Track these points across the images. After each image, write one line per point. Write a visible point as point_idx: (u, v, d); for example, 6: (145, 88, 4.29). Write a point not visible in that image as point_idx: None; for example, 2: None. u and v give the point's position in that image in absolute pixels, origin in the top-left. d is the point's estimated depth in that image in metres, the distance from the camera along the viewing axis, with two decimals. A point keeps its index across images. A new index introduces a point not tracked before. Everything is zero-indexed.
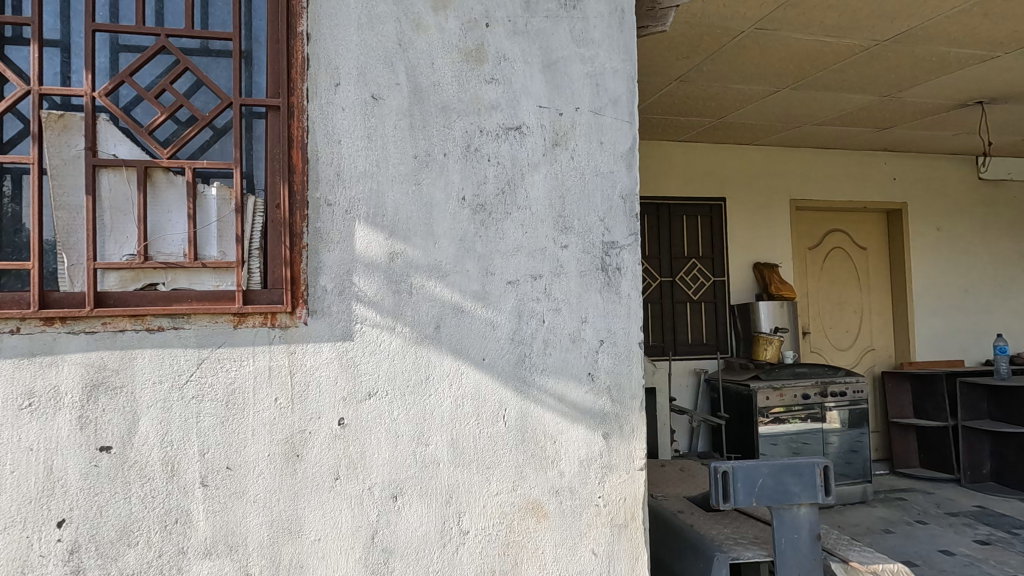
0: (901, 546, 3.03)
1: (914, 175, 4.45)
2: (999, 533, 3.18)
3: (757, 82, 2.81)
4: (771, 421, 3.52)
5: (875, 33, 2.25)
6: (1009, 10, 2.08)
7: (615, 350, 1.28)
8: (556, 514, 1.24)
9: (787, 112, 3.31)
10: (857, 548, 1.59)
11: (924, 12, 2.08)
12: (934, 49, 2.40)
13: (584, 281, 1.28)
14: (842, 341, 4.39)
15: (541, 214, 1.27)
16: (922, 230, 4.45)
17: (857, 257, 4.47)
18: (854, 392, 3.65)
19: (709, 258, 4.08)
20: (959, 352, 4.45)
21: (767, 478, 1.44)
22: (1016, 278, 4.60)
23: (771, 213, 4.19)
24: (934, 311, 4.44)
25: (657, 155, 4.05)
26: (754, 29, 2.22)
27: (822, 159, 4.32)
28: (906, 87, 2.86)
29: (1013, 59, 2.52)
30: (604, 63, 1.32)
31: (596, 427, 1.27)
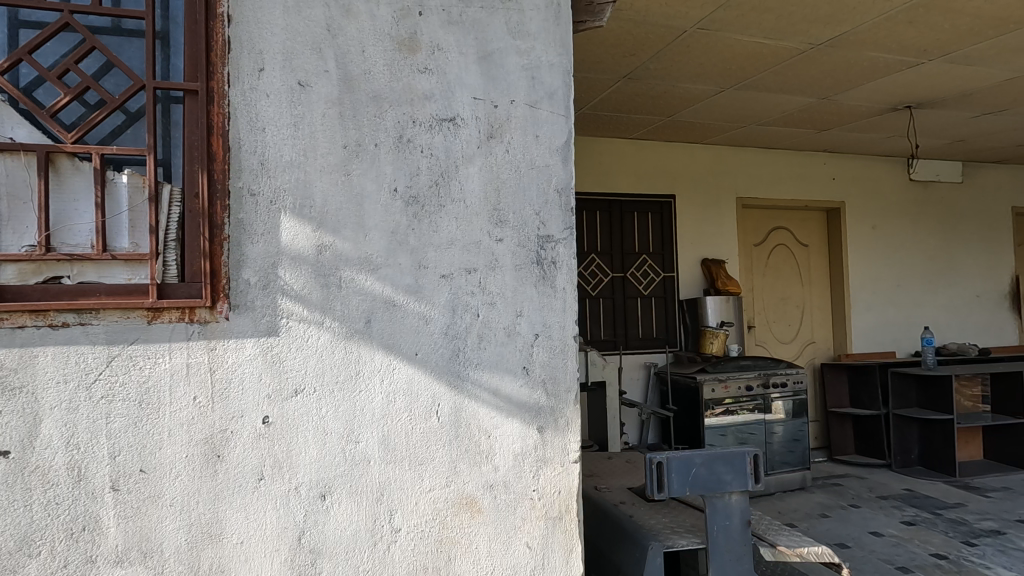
0: (835, 530, 3.18)
1: (852, 175, 4.66)
2: (924, 514, 3.37)
3: (702, 82, 2.87)
4: (720, 412, 3.65)
5: (810, 37, 2.33)
6: (930, 20, 2.18)
7: (550, 343, 1.29)
8: (490, 509, 1.24)
9: (732, 112, 3.39)
10: (786, 533, 1.66)
11: (853, 18, 2.17)
12: (864, 54, 2.51)
13: (520, 275, 1.28)
14: (785, 334, 4.57)
15: (475, 207, 1.26)
16: (859, 228, 4.66)
17: (799, 254, 4.66)
18: (795, 383, 3.81)
19: (659, 254, 4.16)
20: (892, 344, 4.70)
21: (700, 468, 1.48)
22: (943, 273, 4.88)
23: (719, 211, 4.30)
24: (869, 305, 4.67)
25: (609, 152, 4.09)
26: (697, 29, 2.26)
27: (767, 158, 4.46)
28: (841, 90, 2.98)
29: (936, 66, 2.65)
30: (540, 56, 1.31)
31: (531, 420, 1.27)
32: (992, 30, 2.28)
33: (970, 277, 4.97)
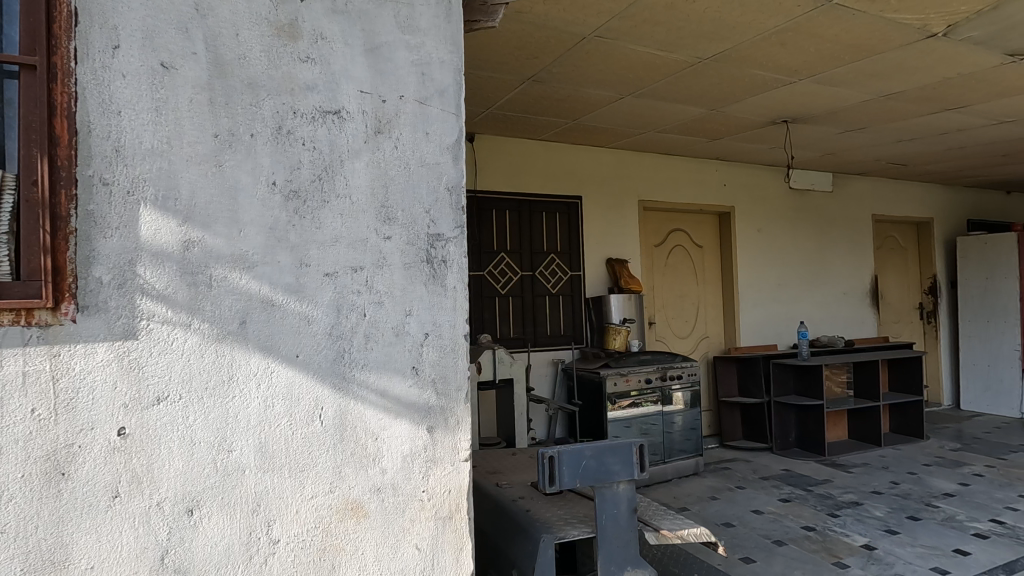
0: (723, 510, 3.43)
1: (740, 182, 5.04)
2: (798, 491, 3.73)
3: (603, 88, 2.98)
4: (628, 405, 3.86)
5: (698, 51, 2.48)
6: (799, 43, 2.40)
7: (440, 342, 1.28)
8: (376, 512, 1.21)
9: (632, 118, 3.56)
10: (670, 517, 1.77)
11: (734, 37, 2.33)
12: (746, 70, 2.71)
13: (409, 274, 1.26)
14: (682, 330, 4.87)
15: (362, 204, 1.22)
16: (746, 231, 5.05)
17: (694, 254, 4.98)
18: (689, 375, 4.09)
19: (567, 253, 4.28)
20: (774, 337, 5.15)
21: (590, 460, 1.53)
22: (816, 273, 5.41)
23: (622, 212, 4.50)
24: (755, 302, 5.08)
25: (518, 152, 4.13)
26: (595, 36, 2.34)
27: (666, 163, 4.72)
28: (727, 103, 3.22)
29: (806, 85, 2.93)
30: (431, 53, 1.29)
31: (420, 421, 1.25)
32: (849, 56, 2.54)
33: (838, 277, 5.55)
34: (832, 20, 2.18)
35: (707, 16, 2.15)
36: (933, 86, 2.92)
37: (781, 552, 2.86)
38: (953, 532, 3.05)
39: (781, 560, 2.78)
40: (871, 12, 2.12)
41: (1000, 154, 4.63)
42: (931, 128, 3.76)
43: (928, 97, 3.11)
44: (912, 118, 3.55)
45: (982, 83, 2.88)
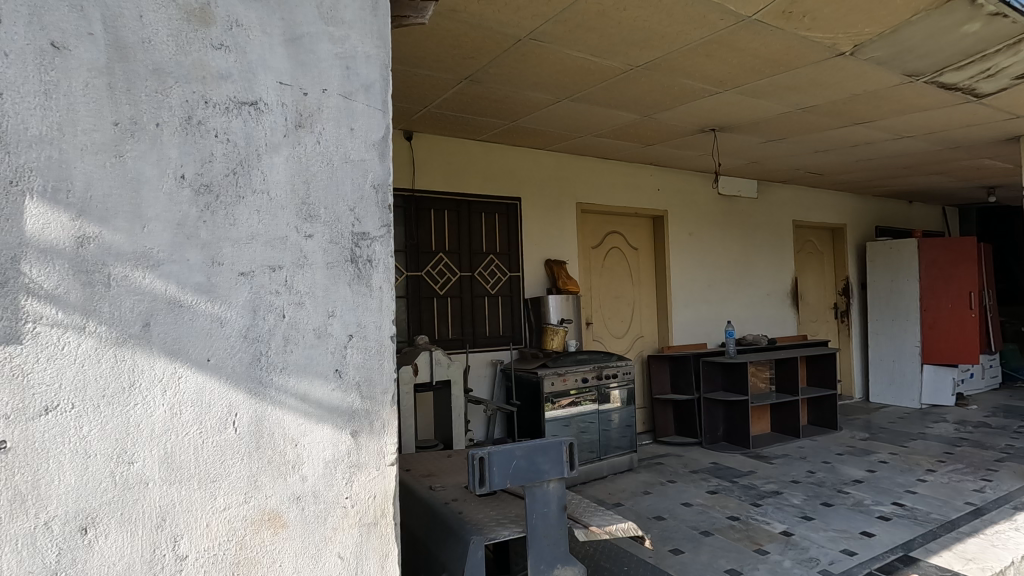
0: (655, 504, 3.54)
1: (673, 187, 5.23)
2: (724, 483, 3.91)
3: (540, 91, 3.01)
4: (568, 403, 3.94)
5: (630, 58, 2.55)
6: (722, 55, 2.52)
7: (365, 344, 1.25)
8: (295, 522, 1.16)
9: (569, 122, 3.62)
10: (599, 513, 1.81)
11: (663, 46, 2.41)
12: (674, 79, 2.82)
13: (331, 273, 1.22)
14: (618, 329, 5.00)
15: (281, 200, 1.17)
16: (678, 234, 5.25)
17: (630, 256, 5.13)
18: (624, 373, 4.22)
19: (506, 254, 4.30)
20: (704, 336, 5.38)
21: (520, 460, 1.53)
22: (742, 275, 5.70)
23: (560, 215, 4.56)
24: (687, 302, 5.28)
25: (457, 151, 4.10)
26: (530, 39, 2.36)
27: (603, 167, 4.83)
28: (659, 110, 3.33)
29: (730, 96, 3.07)
30: (356, 46, 1.26)
31: (344, 425, 1.21)
32: (769, 70, 2.69)
33: (763, 279, 5.86)
34: (753, 35, 2.30)
35: (636, 25, 2.21)
36: (843, 102, 3.14)
37: (707, 543, 2.98)
38: (860, 516, 3.28)
39: (707, 550, 2.90)
40: (787, 29, 2.25)
41: (902, 166, 5.04)
42: (842, 140, 4.04)
43: (838, 112, 3.35)
44: (826, 131, 3.80)
45: (884, 100, 3.12)
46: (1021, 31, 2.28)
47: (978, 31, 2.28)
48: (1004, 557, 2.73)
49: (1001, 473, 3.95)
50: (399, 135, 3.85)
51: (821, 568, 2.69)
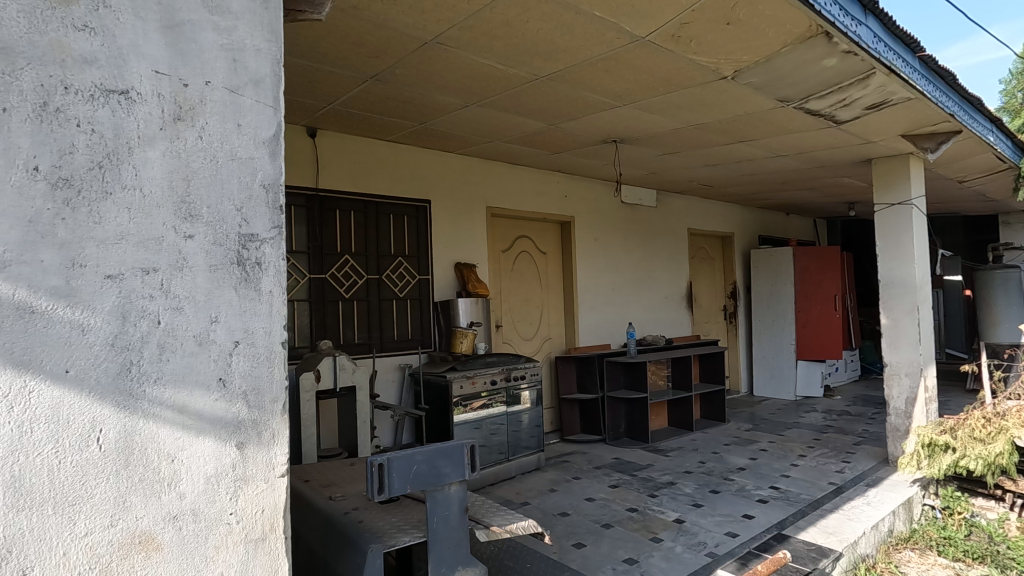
0: (560, 501, 3.65)
1: (579, 194, 5.43)
2: (625, 477, 4.11)
3: (447, 94, 3.01)
4: (478, 405, 3.98)
5: (534, 69, 2.63)
6: (620, 72, 2.66)
7: (253, 351, 1.19)
8: (171, 543, 1.08)
9: (478, 127, 3.65)
10: (501, 513, 1.85)
11: (565, 59, 2.51)
12: (577, 91, 2.94)
13: (215, 276, 1.15)
14: (527, 332, 5.11)
15: (157, 198, 1.09)
16: (584, 240, 5.46)
17: (538, 260, 5.26)
18: (532, 375, 4.32)
19: (415, 257, 4.24)
20: (608, 338, 5.62)
21: (420, 465, 1.53)
22: (643, 279, 6.03)
23: (470, 218, 4.59)
24: (592, 305, 5.50)
25: (365, 151, 4.00)
26: (436, 43, 2.36)
27: (513, 173, 4.91)
28: (564, 120, 3.45)
29: (629, 110, 3.25)
30: (244, 38, 1.20)
31: (228, 437, 1.15)
32: (662, 88, 2.88)
33: (661, 283, 6.24)
34: (647, 55, 2.45)
35: (540, 37, 2.28)
36: (727, 121, 3.43)
37: (608, 535, 3.12)
38: (742, 500, 3.59)
39: (607, 542, 3.03)
40: (676, 51, 2.43)
41: (780, 182, 5.58)
42: (728, 156, 4.40)
43: (724, 130, 3.65)
44: (714, 147, 4.13)
45: (762, 122, 3.45)
46: (868, 68, 2.62)
47: (835, 66, 2.58)
48: (857, 529, 3.11)
49: (857, 455, 4.49)
50: (301, 131, 3.68)
51: (708, 551, 2.90)
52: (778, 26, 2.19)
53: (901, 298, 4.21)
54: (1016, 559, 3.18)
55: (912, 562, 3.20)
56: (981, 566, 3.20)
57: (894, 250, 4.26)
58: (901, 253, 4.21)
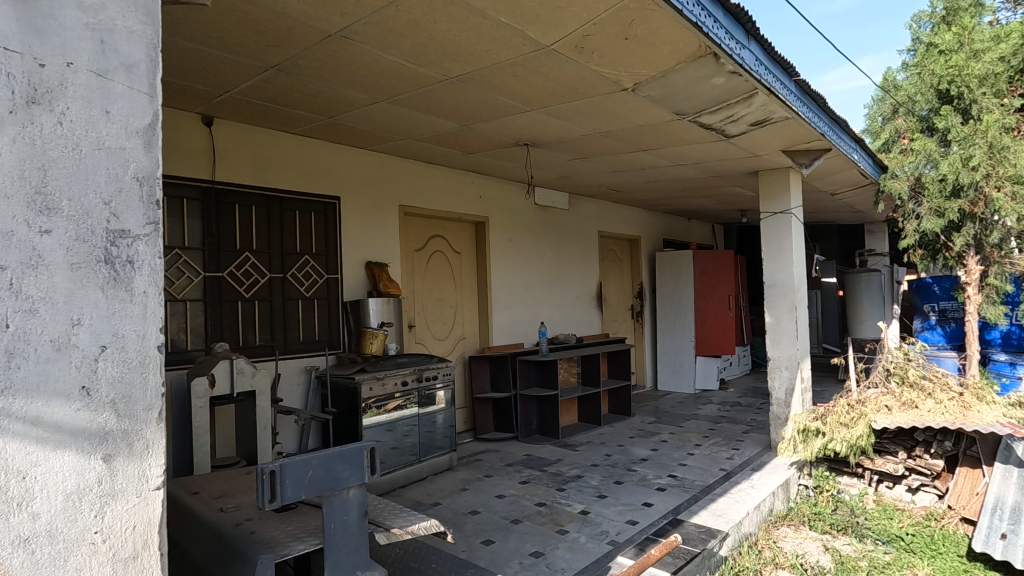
0: (471, 500, 3.68)
1: (494, 195, 5.49)
2: (535, 472, 4.21)
3: (355, 89, 2.94)
4: (390, 407, 3.91)
5: (443, 69, 2.63)
6: (528, 77, 2.72)
7: (123, 356, 1.10)
8: (21, 569, 0.97)
9: (388, 124, 3.59)
10: (404, 515, 1.85)
11: (474, 62, 2.53)
12: (487, 94, 2.98)
13: (77, 275, 1.05)
14: (440, 332, 5.10)
15: (5, 188, 0.98)
16: (498, 240, 5.52)
17: (453, 260, 5.26)
18: (444, 375, 4.31)
19: (323, 256, 4.10)
20: (521, 337, 5.73)
21: (317, 470, 1.48)
22: (555, 279, 6.21)
23: (382, 217, 4.50)
24: (506, 305, 5.58)
25: (268, 143, 3.80)
26: (340, 37, 2.30)
27: (427, 172, 4.87)
28: (475, 121, 3.47)
29: (539, 115, 3.33)
30: (114, 19, 1.11)
31: (93, 448, 1.05)
32: (569, 95, 2.98)
33: (572, 283, 6.45)
34: (552, 63, 2.53)
35: (447, 38, 2.29)
36: (630, 130, 3.62)
37: (516, 530, 3.19)
38: (643, 489, 3.80)
39: (515, 537, 3.10)
40: (580, 61, 2.52)
41: (681, 189, 5.94)
42: (633, 163, 4.63)
43: (628, 139, 3.84)
44: (619, 154, 4.33)
45: (662, 132, 3.66)
46: (751, 88, 2.87)
47: (723, 84, 2.80)
48: (742, 510, 3.39)
49: (746, 442, 4.89)
50: (195, 119, 3.43)
51: (609, 539, 3.05)
52: (672, 44, 2.34)
53: (783, 298, 4.63)
54: (871, 529, 3.63)
55: (787, 538, 3.58)
56: (843, 536, 3.63)
57: (778, 254, 4.68)
58: (783, 258, 4.64)
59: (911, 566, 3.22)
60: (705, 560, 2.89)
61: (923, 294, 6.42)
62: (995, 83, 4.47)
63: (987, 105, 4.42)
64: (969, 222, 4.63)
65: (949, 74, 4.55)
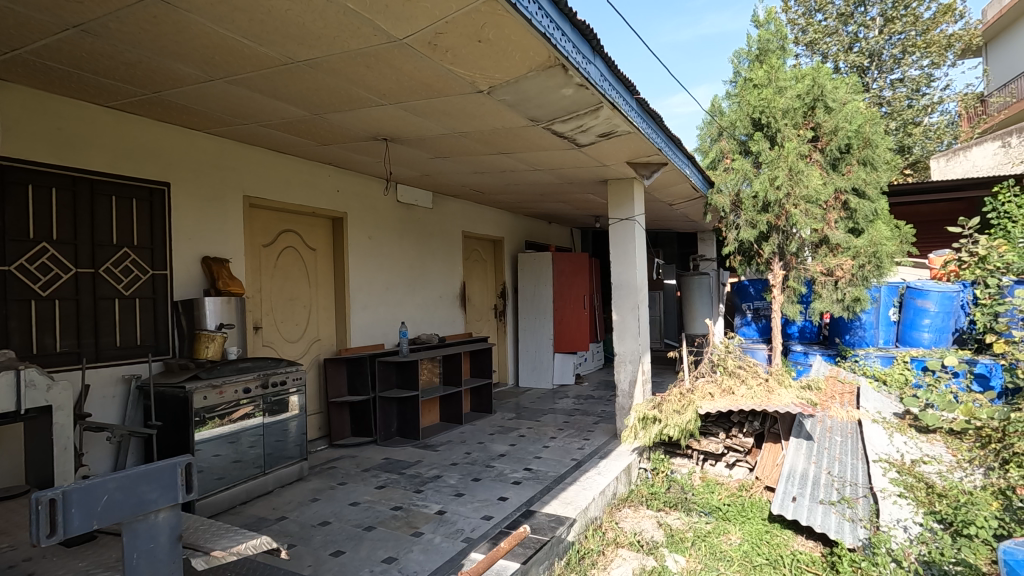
0: (320, 510, 3.48)
1: (352, 190, 5.26)
2: (392, 476, 4.12)
3: (184, 63, 2.63)
4: (229, 418, 3.55)
5: (288, 51, 2.45)
6: (381, 69, 2.64)
7: None
8: None
9: (227, 105, 3.27)
10: (229, 534, 1.71)
11: (321, 47, 2.39)
12: (338, 83, 2.84)
13: None
14: (291, 333, 4.77)
15: None
16: (357, 237, 5.30)
17: (306, 256, 4.95)
18: (293, 379, 4.02)
19: (147, 249, 3.60)
20: (381, 337, 5.57)
21: (115, 494, 1.28)
22: (418, 278, 6.13)
23: (222, 208, 4.10)
24: (365, 304, 5.37)
25: (75, 115, 3.24)
26: (162, 2, 2.03)
27: (276, 162, 4.53)
28: (328, 111, 3.30)
29: (395, 110, 3.25)
30: None
31: None
32: (425, 93, 2.95)
33: (435, 282, 6.42)
34: (405, 57, 2.48)
35: (289, 18, 2.14)
36: (488, 133, 3.68)
37: (368, 537, 3.08)
38: (499, 484, 3.89)
39: (367, 545, 2.99)
40: (433, 59, 2.51)
41: (540, 193, 6.21)
42: (492, 166, 4.74)
43: (487, 141, 3.91)
44: (479, 156, 4.40)
45: (519, 137, 3.77)
46: (596, 102, 3.07)
47: (571, 95, 2.97)
48: (589, 496, 3.62)
49: (595, 432, 5.24)
50: None
51: (464, 536, 3.07)
52: (522, 52, 2.43)
53: (627, 297, 5.03)
54: (697, 503, 4.09)
55: (627, 518, 3.90)
56: (674, 511, 4.05)
57: (623, 257, 5.08)
58: (628, 260, 5.05)
59: (726, 532, 3.67)
60: (554, 546, 3.05)
61: (741, 294, 7.38)
62: (794, 116, 5.28)
63: (788, 134, 5.21)
64: (775, 233, 5.45)
65: (760, 105, 5.32)
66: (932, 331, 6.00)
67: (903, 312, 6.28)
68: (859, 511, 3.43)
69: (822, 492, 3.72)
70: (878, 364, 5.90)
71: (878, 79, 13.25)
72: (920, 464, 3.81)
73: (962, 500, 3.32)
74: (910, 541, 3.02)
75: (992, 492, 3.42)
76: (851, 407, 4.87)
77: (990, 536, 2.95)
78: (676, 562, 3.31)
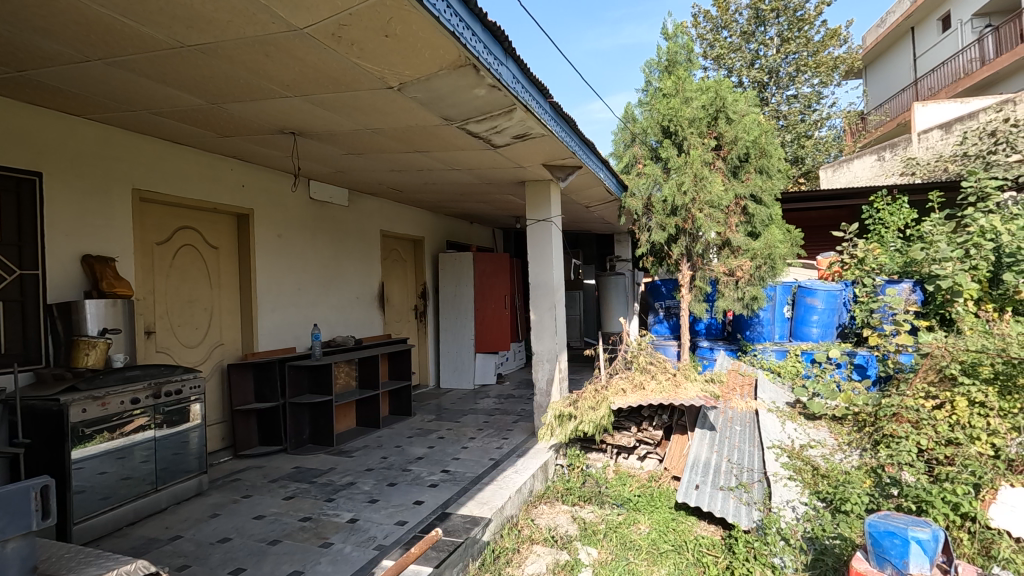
0: (219, 526, 3.26)
1: (259, 185, 4.98)
2: (302, 485, 3.93)
3: (52, 40, 2.36)
4: (115, 433, 3.22)
5: (175, 34, 2.27)
6: (282, 59, 2.51)
7: None
8: None
9: (109, 89, 2.98)
10: (100, 560, 1.56)
11: (213, 32, 2.24)
12: (236, 71, 2.67)
13: None
14: (190, 338, 4.44)
15: None
16: (264, 235, 5.02)
17: (207, 255, 4.63)
18: (191, 388, 3.73)
19: (14, 246, 3.20)
20: (292, 340, 5.31)
21: None
22: (332, 277, 5.91)
23: (106, 202, 3.74)
24: (274, 306, 5.10)
25: None
26: None
27: (171, 153, 4.20)
28: (226, 100, 3.10)
29: (302, 103, 3.11)
30: None
31: None
32: (332, 86, 2.84)
33: (351, 282, 6.21)
34: (308, 48, 2.37)
35: None
36: (401, 130, 3.61)
37: (273, 552, 2.92)
38: (415, 488, 3.83)
39: (271, 559, 2.84)
40: (339, 51, 2.42)
41: (458, 193, 6.18)
42: (407, 164, 4.65)
43: (402, 139, 3.83)
44: (394, 154, 4.30)
45: (434, 136, 3.73)
46: (510, 103, 3.10)
47: (484, 95, 2.97)
48: (504, 495, 3.64)
49: (514, 432, 5.29)
50: None
51: (376, 544, 2.99)
52: (432, 49, 2.39)
53: (545, 297, 5.12)
54: (610, 495, 4.22)
55: (543, 514, 3.97)
56: (588, 505, 4.16)
57: (540, 257, 5.15)
58: (545, 261, 5.15)
59: (636, 522, 3.83)
60: (469, 548, 3.03)
61: (654, 293, 7.72)
62: (699, 125, 5.59)
63: (693, 142, 5.53)
64: (682, 235, 5.77)
65: (669, 113, 5.60)
66: (820, 326, 6.57)
67: (795, 309, 6.84)
68: (754, 495, 3.70)
69: (722, 479, 3.97)
70: (774, 356, 6.41)
71: (777, 94, 14.35)
72: (807, 449, 4.17)
73: (841, 479, 3.65)
74: (796, 519, 3.30)
75: (866, 471, 3.80)
76: (749, 397, 5.22)
77: (862, 511, 3.25)
78: (589, 554, 3.41)
